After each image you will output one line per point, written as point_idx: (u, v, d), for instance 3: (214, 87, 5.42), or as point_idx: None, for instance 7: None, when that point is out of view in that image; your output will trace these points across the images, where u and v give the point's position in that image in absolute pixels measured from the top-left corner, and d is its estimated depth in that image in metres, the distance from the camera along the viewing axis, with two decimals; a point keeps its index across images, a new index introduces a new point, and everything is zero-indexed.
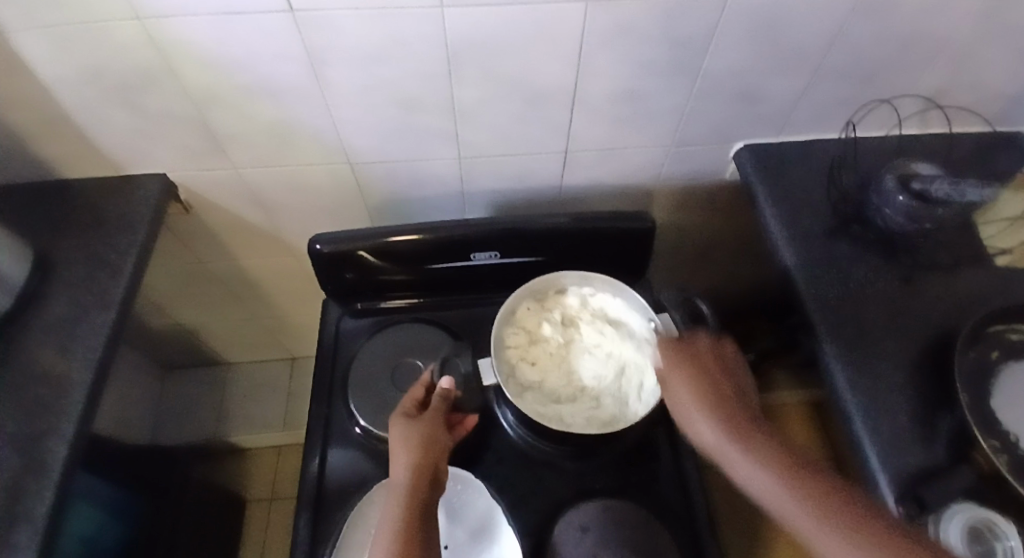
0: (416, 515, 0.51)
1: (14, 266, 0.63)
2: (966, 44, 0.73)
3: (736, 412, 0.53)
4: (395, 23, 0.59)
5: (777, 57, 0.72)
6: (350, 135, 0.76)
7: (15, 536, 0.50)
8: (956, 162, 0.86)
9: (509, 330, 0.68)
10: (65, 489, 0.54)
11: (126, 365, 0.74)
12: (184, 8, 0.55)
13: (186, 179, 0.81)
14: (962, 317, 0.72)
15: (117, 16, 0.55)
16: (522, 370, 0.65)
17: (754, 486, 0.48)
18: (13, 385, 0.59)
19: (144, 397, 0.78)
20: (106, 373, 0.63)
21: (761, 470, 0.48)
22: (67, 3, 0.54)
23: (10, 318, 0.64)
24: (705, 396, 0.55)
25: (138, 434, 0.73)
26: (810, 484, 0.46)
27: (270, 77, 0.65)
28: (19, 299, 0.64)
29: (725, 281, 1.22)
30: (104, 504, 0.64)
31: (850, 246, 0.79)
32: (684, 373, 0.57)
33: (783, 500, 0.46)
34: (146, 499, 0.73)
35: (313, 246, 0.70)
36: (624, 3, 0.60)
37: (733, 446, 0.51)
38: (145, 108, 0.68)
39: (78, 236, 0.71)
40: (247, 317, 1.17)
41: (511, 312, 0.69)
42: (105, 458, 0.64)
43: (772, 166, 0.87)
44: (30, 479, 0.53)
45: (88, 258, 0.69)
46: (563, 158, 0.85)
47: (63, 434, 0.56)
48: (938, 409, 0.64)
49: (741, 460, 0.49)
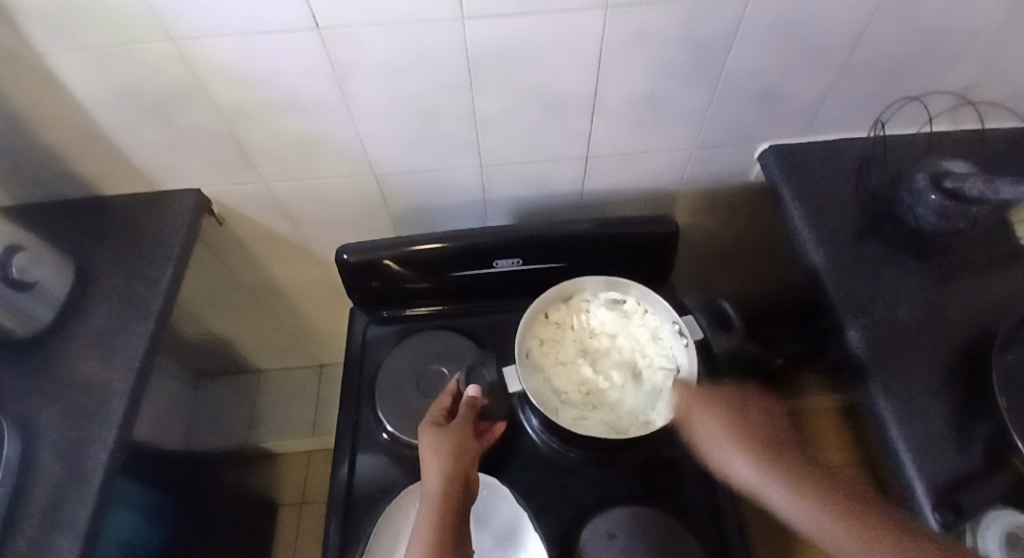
0: (447, 526, 0.52)
1: (57, 279, 0.66)
2: (998, 37, 0.71)
3: (770, 444, 0.51)
4: (416, 36, 0.60)
5: (800, 57, 0.71)
6: (374, 147, 0.77)
7: (61, 539, 0.52)
8: (990, 159, 0.84)
9: (542, 324, 0.69)
10: (107, 494, 0.56)
11: (163, 374, 0.77)
12: (215, 28, 0.57)
13: (217, 193, 0.83)
14: (1001, 318, 0.70)
15: (153, 38, 0.58)
16: (543, 359, 0.66)
17: (808, 528, 0.45)
18: (57, 394, 0.62)
19: (180, 406, 0.81)
20: (145, 380, 0.65)
21: (803, 511, 0.45)
22: (106, 27, 0.56)
23: (54, 329, 0.67)
24: (744, 434, 0.52)
25: (175, 441, 0.76)
26: (864, 528, 0.43)
27: (297, 92, 0.67)
28: (61, 310, 0.67)
29: (750, 284, 1.20)
30: (143, 510, 0.66)
31: (880, 248, 0.77)
32: (709, 412, 0.55)
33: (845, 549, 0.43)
34: (182, 505, 0.75)
35: (340, 256, 0.71)
36: (643, 9, 0.61)
37: (769, 484, 0.48)
38: (178, 125, 0.71)
39: (116, 250, 0.74)
40: (275, 326, 1.19)
41: (545, 309, 0.70)
42: (144, 463, 0.66)
43: (798, 167, 0.86)
44: (74, 483, 0.55)
45: (126, 270, 0.72)
46: (584, 163, 0.85)
47: (104, 440, 0.58)
48: (977, 413, 0.62)
49: (785, 501, 0.47)
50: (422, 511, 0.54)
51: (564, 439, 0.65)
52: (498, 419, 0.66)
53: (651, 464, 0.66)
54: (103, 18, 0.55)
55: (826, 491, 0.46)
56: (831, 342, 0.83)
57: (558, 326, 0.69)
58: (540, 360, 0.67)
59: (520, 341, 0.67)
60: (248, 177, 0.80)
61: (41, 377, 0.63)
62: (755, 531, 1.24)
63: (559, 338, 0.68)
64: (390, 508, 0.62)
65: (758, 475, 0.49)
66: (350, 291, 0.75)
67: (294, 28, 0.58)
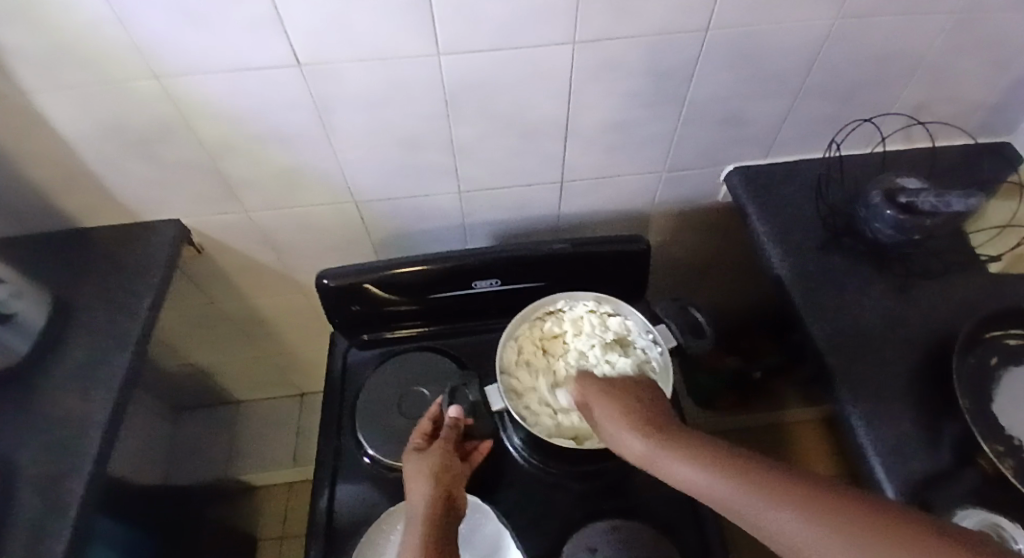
0: (433, 543, 0.51)
1: (35, 312, 0.66)
2: (938, 62, 0.77)
3: (659, 421, 0.50)
4: (395, 70, 0.63)
5: (759, 84, 0.76)
6: (354, 175, 0.79)
7: None
8: (940, 175, 0.89)
9: (531, 327, 0.71)
10: (84, 527, 0.55)
11: (140, 405, 0.76)
12: (201, 67, 0.59)
13: (197, 223, 0.84)
14: (959, 323, 0.73)
15: (137, 77, 0.60)
16: (527, 352, 0.69)
17: (716, 494, 0.40)
18: (33, 427, 0.61)
19: (157, 442, 0.80)
20: (124, 412, 0.64)
21: (753, 499, 0.37)
22: (91, 65, 0.58)
23: (30, 365, 0.66)
24: (625, 411, 0.52)
25: (151, 475, 0.74)
26: (755, 483, 0.38)
27: (279, 125, 0.69)
28: (39, 345, 0.67)
29: (727, 300, 1.23)
30: (120, 546, 0.64)
31: (841, 260, 0.81)
32: (612, 399, 0.54)
33: (723, 496, 0.39)
34: (162, 544, 0.73)
35: (320, 281, 0.73)
36: (608, 42, 0.64)
37: (669, 465, 0.45)
38: (161, 157, 0.72)
39: (97, 282, 0.74)
40: (256, 355, 1.19)
41: (538, 314, 0.72)
42: (120, 498, 0.65)
43: (762, 185, 0.90)
44: (50, 519, 0.54)
45: (106, 301, 0.72)
46: (558, 187, 0.88)
47: (81, 474, 0.58)
48: (940, 416, 0.65)
49: (701, 479, 0.41)
50: (409, 531, 0.53)
51: (546, 454, 0.66)
52: (486, 437, 0.67)
53: (632, 478, 0.67)
54: (90, 57, 0.57)
55: (751, 467, 0.40)
56: (804, 352, 0.86)
57: (548, 335, 0.70)
58: (525, 366, 0.68)
59: (502, 349, 0.69)
60: (228, 206, 0.81)
61: (17, 411, 0.63)
62: (745, 547, 1.24)
63: (549, 346, 0.70)
64: (373, 532, 0.61)
65: (676, 469, 0.44)
66: (330, 316, 0.76)
67: (276, 61, 0.60)
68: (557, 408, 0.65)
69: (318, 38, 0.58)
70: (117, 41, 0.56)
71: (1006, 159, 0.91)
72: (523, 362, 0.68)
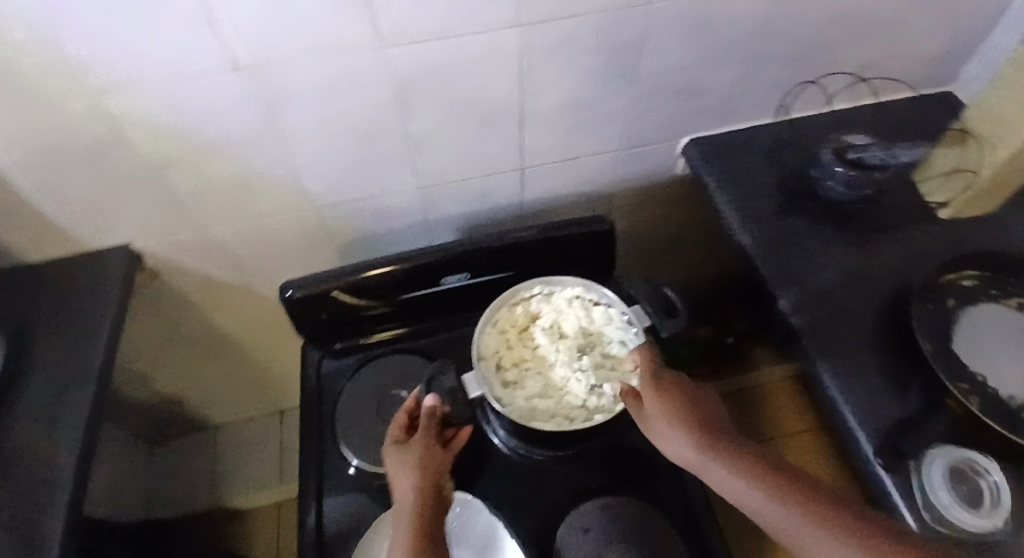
0: (425, 532, 0.51)
1: None
2: (879, 19, 0.79)
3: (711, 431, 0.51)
4: (348, 60, 0.61)
5: (711, 52, 0.76)
6: (312, 179, 0.77)
7: None
8: (888, 128, 0.92)
9: (510, 312, 0.71)
10: None
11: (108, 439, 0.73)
12: (136, 79, 0.57)
13: (151, 244, 0.81)
14: (915, 271, 0.76)
15: (67, 94, 0.57)
16: (506, 337, 0.69)
17: (771, 521, 0.45)
18: None
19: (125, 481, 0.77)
20: (93, 448, 0.62)
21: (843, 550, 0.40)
22: (14, 86, 0.55)
23: None
24: (682, 419, 0.52)
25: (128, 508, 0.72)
26: (829, 518, 0.42)
27: (227, 133, 0.66)
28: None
29: (696, 270, 1.25)
30: None
31: (801, 219, 0.82)
32: (667, 406, 0.54)
33: (780, 528, 0.44)
34: None
35: (285, 293, 0.71)
36: (561, 21, 0.64)
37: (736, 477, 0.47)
38: (104, 179, 0.69)
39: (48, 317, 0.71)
40: (230, 374, 1.16)
41: (518, 301, 0.72)
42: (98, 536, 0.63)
43: (719, 153, 0.91)
44: None
45: (61, 336, 0.69)
46: (520, 174, 0.88)
47: (53, 516, 0.55)
48: (904, 361, 0.67)
49: (757, 498, 0.45)
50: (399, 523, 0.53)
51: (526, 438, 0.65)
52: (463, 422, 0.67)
53: (616, 455, 0.67)
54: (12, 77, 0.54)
55: (806, 497, 0.44)
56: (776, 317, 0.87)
57: (527, 321, 0.70)
58: (502, 350, 0.67)
59: (480, 336, 0.68)
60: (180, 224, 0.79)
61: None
62: None
63: (528, 331, 0.69)
64: (363, 541, 0.61)
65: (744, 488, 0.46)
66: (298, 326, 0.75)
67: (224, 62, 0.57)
68: (534, 390, 0.65)
69: (261, 39, 0.56)
70: (42, 59, 0.52)
71: (948, 108, 0.94)
72: (501, 347, 0.68)
